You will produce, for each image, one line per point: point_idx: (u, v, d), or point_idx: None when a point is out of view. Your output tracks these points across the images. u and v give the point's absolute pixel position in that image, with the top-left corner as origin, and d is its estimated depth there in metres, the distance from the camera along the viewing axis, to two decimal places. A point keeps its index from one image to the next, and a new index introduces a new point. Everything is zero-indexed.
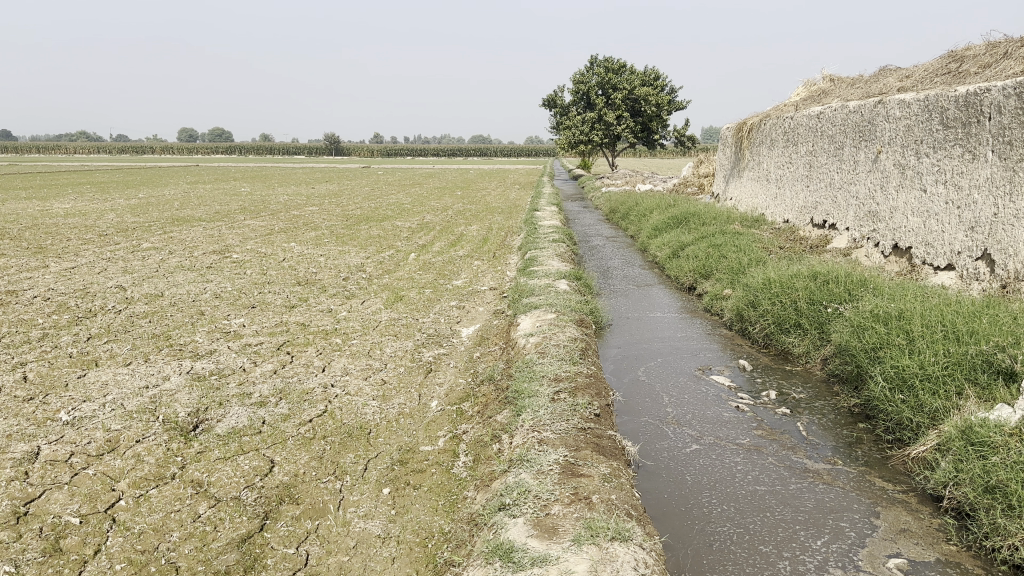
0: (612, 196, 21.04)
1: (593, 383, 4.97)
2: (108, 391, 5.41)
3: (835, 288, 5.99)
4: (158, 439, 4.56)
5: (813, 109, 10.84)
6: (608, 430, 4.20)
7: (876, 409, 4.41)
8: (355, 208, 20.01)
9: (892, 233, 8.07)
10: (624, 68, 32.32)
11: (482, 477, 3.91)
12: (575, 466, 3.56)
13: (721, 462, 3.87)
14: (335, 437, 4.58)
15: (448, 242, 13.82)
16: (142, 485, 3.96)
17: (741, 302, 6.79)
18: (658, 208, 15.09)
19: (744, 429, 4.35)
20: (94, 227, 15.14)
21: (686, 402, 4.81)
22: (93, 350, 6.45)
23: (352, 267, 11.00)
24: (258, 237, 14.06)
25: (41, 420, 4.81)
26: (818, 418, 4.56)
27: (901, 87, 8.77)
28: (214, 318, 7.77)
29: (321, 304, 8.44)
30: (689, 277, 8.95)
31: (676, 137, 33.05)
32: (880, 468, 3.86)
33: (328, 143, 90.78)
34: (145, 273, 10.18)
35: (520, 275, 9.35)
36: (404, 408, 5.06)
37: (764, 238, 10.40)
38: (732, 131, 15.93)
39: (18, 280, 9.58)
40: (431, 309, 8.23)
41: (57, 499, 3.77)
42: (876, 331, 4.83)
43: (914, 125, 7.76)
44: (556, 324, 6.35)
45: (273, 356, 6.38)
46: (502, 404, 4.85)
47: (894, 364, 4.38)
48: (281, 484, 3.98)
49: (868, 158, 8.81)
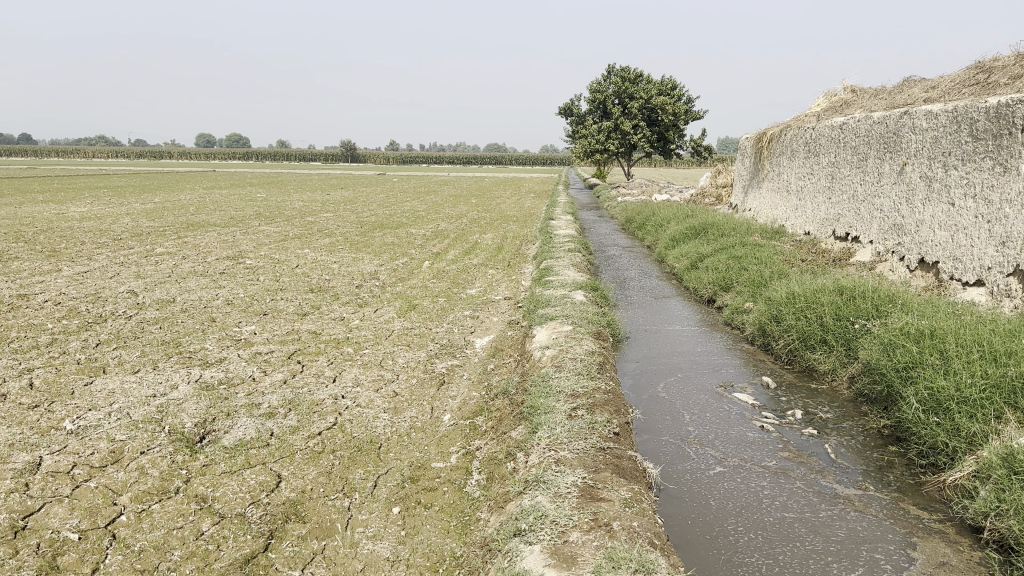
0: (629, 206, 20.91)
1: (612, 400, 4.79)
2: (115, 399, 5.29)
3: (862, 303, 5.80)
4: (163, 450, 4.43)
5: (836, 120, 10.64)
6: (628, 451, 4.02)
7: (908, 432, 4.22)
8: (370, 215, 19.96)
9: (917, 247, 7.86)
10: (642, 77, 32.18)
11: (497, 498, 3.74)
12: (594, 490, 3.39)
13: (746, 486, 3.69)
14: (344, 452, 4.44)
15: (462, 250, 13.72)
16: (145, 499, 3.83)
17: (763, 317, 6.61)
18: (675, 218, 14.88)
19: (770, 450, 4.17)
20: (109, 232, 15.12)
21: (708, 421, 4.63)
22: (101, 357, 6.35)
23: (365, 275, 10.89)
24: (272, 243, 13.96)
25: (45, 429, 4.71)
26: (847, 439, 4.37)
27: (928, 98, 8.57)
28: (225, 324, 7.66)
29: (334, 312, 8.32)
30: (709, 289, 8.77)
31: (693, 147, 32.84)
32: (915, 495, 3.67)
33: (344, 150, 91.43)
34: (158, 279, 10.11)
35: (535, 285, 9.20)
36: (416, 422, 4.91)
37: (786, 250, 10.19)
38: (752, 140, 15.74)
39: (31, 283, 9.56)
40: (445, 318, 8.10)
41: (57, 514, 3.65)
42: (907, 349, 4.63)
43: (941, 136, 7.57)
44: (573, 337, 6.19)
45: (283, 365, 6.26)
46: (517, 420, 4.69)
47: (927, 385, 4.19)
48: (288, 501, 3.84)
49: (893, 170, 8.61)
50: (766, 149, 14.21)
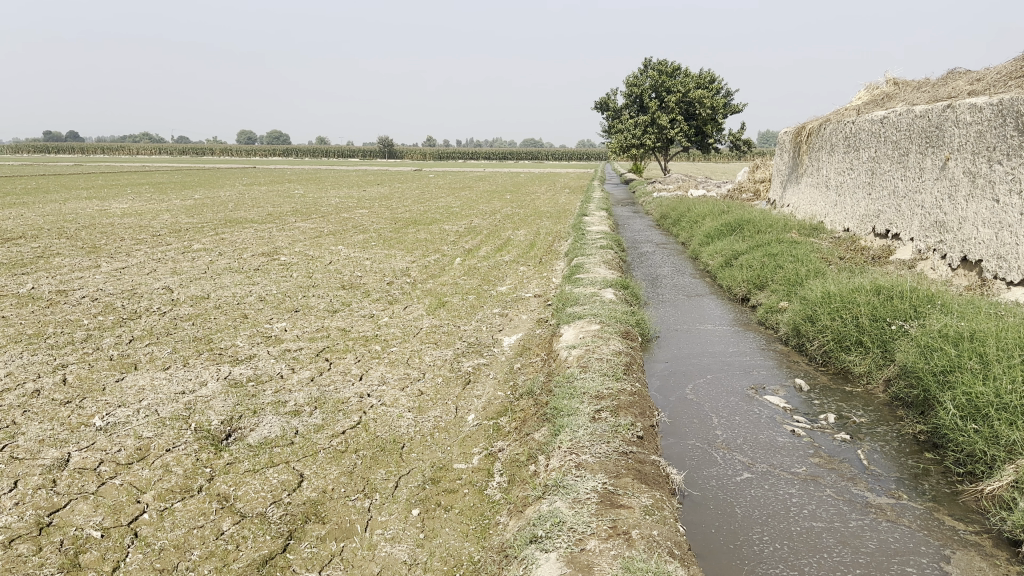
0: (665, 201, 20.70)
1: (638, 402, 4.71)
2: (144, 396, 5.36)
3: (900, 304, 5.62)
4: (189, 448, 4.47)
5: (876, 114, 10.37)
6: (652, 455, 3.94)
7: (945, 438, 4.07)
8: (404, 212, 20.02)
9: (960, 244, 7.60)
10: (679, 70, 31.75)
11: (516, 502, 3.69)
12: (615, 496, 3.32)
13: (774, 494, 3.59)
14: (367, 451, 4.42)
15: (494, 247, 13.69)
16: (168, 497, 3.86)
17: (797, 317, 6.44)
18: (711, 215, 14.65)
19: (800, 455, 4.06)
20: (148, 228, 15.37)
21: (737, 424, 4.52)
22: (133, 353, 6.44)
23: (396, 271, 10.91)
24: (306, 240, 14.05)
25: (74, 425, 4.78)
26: (881, 445, 4.23)
27: (972, 91, 8.30)
28: (256, 321, 7.72)
29: (364, 310, 8.34)
30: (743, 287, 8.60)
31: (731, 141, 32.34)
32: (950, 505, 3.52)
33: (381, 146, 92.07)
34: (194, 275, 10.26)
35: (565, 283, 9.11)
36: (440, 422, 4.88)
37: (824, 247, 9.96)
38: (790, 135, 15.40)
39: (70, 279, 9.75)
40: (473, 315, 8.06)
41: (81, 511, 3.70)
42: (946, 352, 4.47)
43: (986, 130, 7.31)
44: (601, 336, 6.10)
45: (311, 362, 6.27)
46: (541, 421, 4.64)
47: (965, 390, 4.02)
48: (308, 501, 3.83)
49: (935, 165, 8.35)
50: (805, 143, 13.90)
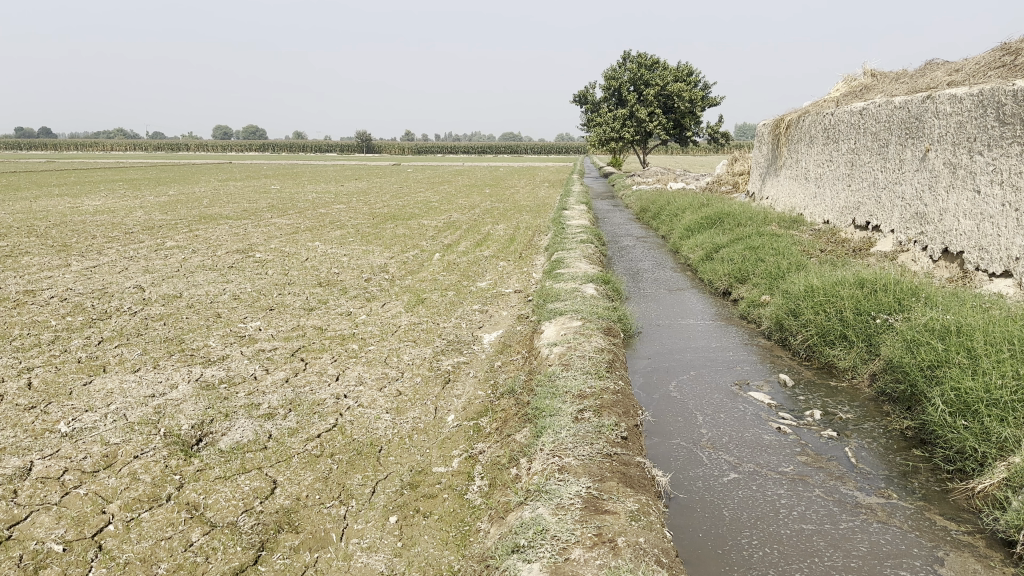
0: (644, 194, 20.67)
1: (621, 401, 4.60)
2: (112, 400, 5.18)
3: (884, 297, 5.56)
4: (157, 454, 4.30)
5: (856, 106, 10.33)
6: (637, 456, 3.83)
7: (934, 435, 4.00)
8: (381, 207, 19.83)
9: (941, 236, 7.58)
10: (658, 63, 31.74)
11: (498, 507, 3.57)
12: (599, 501, 3.21)
13: (762, 495, 3.49)
14: (343, 455, 4.28)
15: (474, 242, 13.54)
16: (135, 507, 3.71)
17: (780, 311, 6.37)
18: (691, 207, 14.60)
19: (787, 454, 3.97)
20: (120, 225, 15.06)
21: (722, 422, 4.43)
22: (102, 355, 6.24)
23: (375, 267, 10.73)
24: (283, 236, 13.84)
25: (38, 432, 4.59)
26: (868, 442, 4.16)
27: (952, 82, 8.26)
28: (230, 320, 7.53)
29: (341, 307, 8.17)
30: (724, 281, 8.52)
31: (709, 134, 32.38)
32: (941, 504, 3.45)
33: (360, 140, 91.47)
34: (166, 273, 10.01)
35: (545, 278, 9.01)
36: (419, 423, 4.75)
37: (804, 240, 9.92)
38: (769, 127, 15.37)
39: (38, 279, 9.47)
40: (453, 312, 7.92)
41: (42, 523, 3.53)
42: (933, 347, 4.40)
43: (967, 121, 7.28)
44: (582, 333, 6.00)
45: (286, 363, 6.11)
46: (522, 422, 4.52)
47: (954, 386, 3.95)
48: (281, 509, 3.69)
49: (915, 156, 8.32)
50: (784, 135, 13.86)
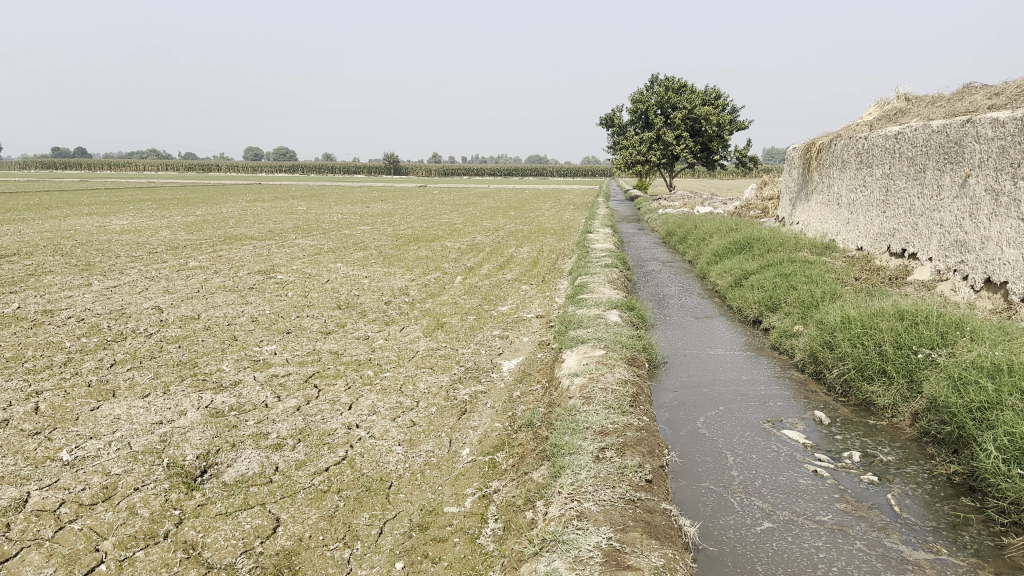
0: (670, 218, 20.41)
1: (645, 438, 4.34)
2: (118, 427, 5.02)
3: (926, 330, 5.25)
4: (159, 486, 4.12)
5: (890, 129, 10.04)
6: (662, 502, 3.58)
7: (985, 482, 3.69)
8: (406, 228, 19.74)
9: (983, 265, 7.23)
10: (685, 87, 31.47)
11: (511, 556, 3.33)
12: (620, 554, 2.97)
13: (798, 548, 3.22)
14: (351, 491, 4.07)
15: (496, 264, 13.35)
16: (129, 545, 3.51)
17: (814, 343, 6.07)
18: (719, 232, 14.30)
19: (825, 501, 3.69)
20: (146, 245, 15.10)
21: (754, 464, 4.15)
22: (113, 379, 6.10)
23: (395, 290, 10.57)
24: (305, 258, 13.71)
25: (40, 460, 4.44)
26: (912, 488, 3.86)
27: (993, 105, 7.95)
28: (245, 344, 7.38)
29: (358, 331, 7.99)
30: (754, 309, 8.23)
31: (737, 158, 32.07)
32: (996, 562, 3.14)
33: (386, 163, 92.14)
34: (186, 294, 9.93)
35: (568, 303, 8.77)
36: (432, 458, 4.52)
37: (837, 267, 9.60)
38: (799, 151, 15.08)
39: (58, 299, 9.43)
40: (472, 338, 7.71)
41: (31, 562, 3.35)
42: (983, 386, 4.10)
43: (1010, 146, 6.97)
44: (605, 363, 5.75)
45: (299, 389, 5.92)
46: (540, 460, 4.28)
47: (1008, 430, 3.64)
48: (282, 551, 3.47)
49: (955, 182, 8.00)
50: (814, 159, 13.55)
